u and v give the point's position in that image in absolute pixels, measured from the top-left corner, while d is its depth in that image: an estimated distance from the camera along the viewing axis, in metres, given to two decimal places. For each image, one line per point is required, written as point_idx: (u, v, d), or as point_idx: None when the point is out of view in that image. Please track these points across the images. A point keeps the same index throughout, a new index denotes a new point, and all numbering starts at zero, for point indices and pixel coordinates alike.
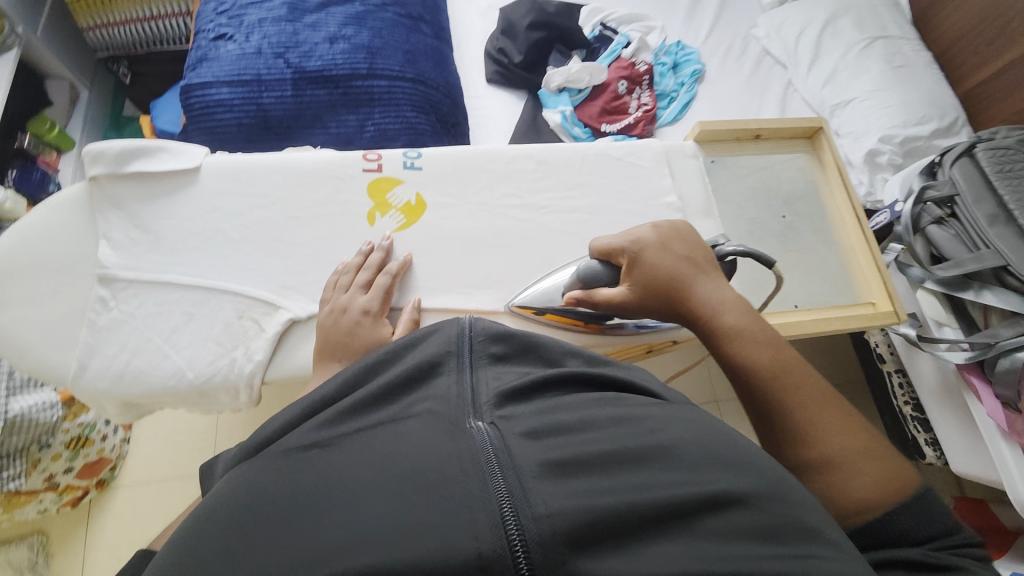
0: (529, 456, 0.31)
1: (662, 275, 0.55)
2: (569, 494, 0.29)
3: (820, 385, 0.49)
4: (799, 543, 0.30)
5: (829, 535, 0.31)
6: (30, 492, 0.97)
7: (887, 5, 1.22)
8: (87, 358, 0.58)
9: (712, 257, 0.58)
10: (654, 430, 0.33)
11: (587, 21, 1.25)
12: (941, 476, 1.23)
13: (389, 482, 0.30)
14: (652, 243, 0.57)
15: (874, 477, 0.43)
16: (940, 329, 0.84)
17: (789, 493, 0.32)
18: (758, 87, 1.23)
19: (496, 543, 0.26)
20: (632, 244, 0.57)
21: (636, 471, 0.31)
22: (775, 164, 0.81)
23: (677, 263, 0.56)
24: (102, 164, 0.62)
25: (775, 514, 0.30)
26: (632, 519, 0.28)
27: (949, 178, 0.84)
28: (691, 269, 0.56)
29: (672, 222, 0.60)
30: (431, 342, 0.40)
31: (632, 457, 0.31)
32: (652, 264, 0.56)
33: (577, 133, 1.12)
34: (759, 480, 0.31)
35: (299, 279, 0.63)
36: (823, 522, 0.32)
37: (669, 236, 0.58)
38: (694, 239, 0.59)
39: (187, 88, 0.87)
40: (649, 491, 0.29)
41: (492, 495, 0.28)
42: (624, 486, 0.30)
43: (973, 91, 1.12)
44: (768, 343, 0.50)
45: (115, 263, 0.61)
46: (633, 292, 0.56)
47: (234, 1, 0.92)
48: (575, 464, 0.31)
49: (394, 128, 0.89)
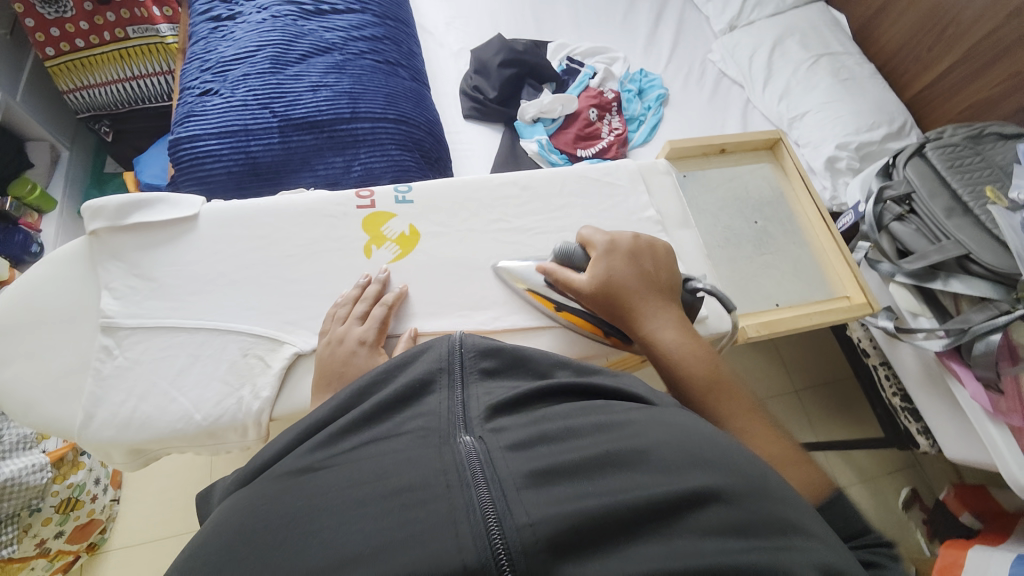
0: (513, 468, 0.32)
1: (625, 279, 0.59)
2: (550, 501, 0.30)
3: (749, 399, 0.52)
4: (777, 536, 0.30)
5: (810, 528, 0.32)
6: (22, 559, 0.92)
7: (829, 24, 1.33)
8: (93, 408, 0.58)
9: (674, 278, 0.63)
10: (634, 433, 0.34)
11: (555, 56, 1.33)
12: (938, 465, 1.26)
13: (378, 501, 0.30)
14: (624, 249, 0.62)
15: (794, 483, 0.45)
16: (916, 320, 0.88)
17: (768, 488, 0.33)
18: (719, 106, 1.31)
19: (480, 553, 0.27)
20: (607, 244, 0.62)
21: (618, 473, 0.32)
22: (742, 174, 0.86)
23: (641, 274, 0.60)
24: (103, 218, 0.64)
25: (752, 510, 0.31)
26: (614, 519, 0.29)
27: (904, 177, 0.89)
28: (651, 282, 0.60)
29: (651, 240, 0.65)
30: (423, 360, 0.42)
31: (613, 460, 0.33)
32: (617, 269, 0.60)
33: (555, 159, 1.17)
34: (737, 478, 0.32)
35: (301, 314, 0.65)
36: (804, 515, 0.32)
37: (642, 249, 0.63)
38: (665, 261, 0.63)
39: (175, 142, 0.89)
40: (630, 492, 0.30)
41: (475, 507, 0.29)
42: (605, 487, 0.31)
43: (919, 96, 1.21)
44: (705, 356, 0.55)
45: (119, 311, 0.62)
46: (593, 283, 0.59)
47: (218, 59, 0.96)
48: (558, 471, 0.32)
49: (380, 166, 0.92)
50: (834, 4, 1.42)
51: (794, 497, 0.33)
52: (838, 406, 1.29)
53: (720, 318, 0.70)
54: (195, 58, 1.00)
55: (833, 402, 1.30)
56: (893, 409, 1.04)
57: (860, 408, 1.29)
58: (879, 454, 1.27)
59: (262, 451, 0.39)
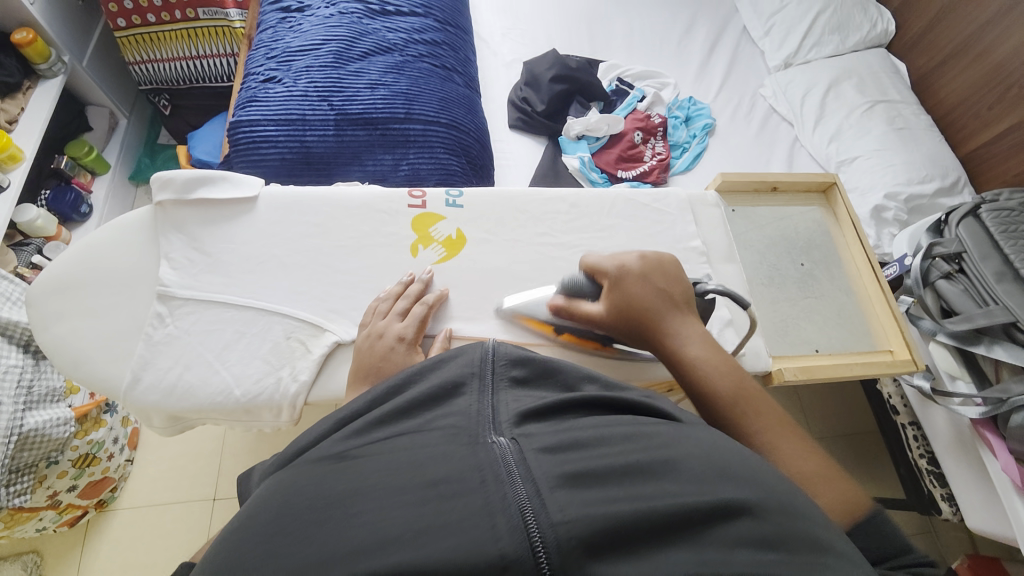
0: (545, 468, 0.31)
1: (641, 303, 0.58)
2: (584, 502, 0.29)
3: (780, 413, 0.51)
4: (807, 553, 0.29)
5: (841, 549, 0.31)
6: (32, 508, 0.94)
7: (888, 72, 1.31)
8: (140, 371, 0.60)
9: (687, 290, 0.61)
10: (664, 445, 0.34)
11: (605, 76, 1.34)
12: (954, 533, 1.19)
13: (414, 489, 0.30)
14: (634, 271, 0.60)
15: (828, 501, 0.44)
16: (953, 382, 0.86)
17: (796, 507, 0.32)
18: (766, 140, 1.30)
19: (517, 546, 0.27)
20: (616, 269, 0.61)
21: (649, 483, 0.31)
22: (792, 215, 0.85)
23: (654, 294, 0.59)
24: (169, 190, 0.67)
25: (783, 525, 0.30)
26: (647, 526, 0.29)
27: (956, 236, 0.87)
28: (666, 301, 0.59)
29: (657, 254, 0.63)
30: (455, 364, 0.42)
31: (643, 470, 0.32)
32: (630, 293, 0.59)
33: (595, 178, 1.17)
34: (766, 493, 0.32)
35: (345, 304, 0.66)
36: (838, 539, 0.31)
37: (653, 267, 0.61)
38: (676, 274, 0.62)
39: (235, 124, 0.93)
40: (662, 501, 0.30)
41: (510, 501, 0.29)
42: (638, 495, 0.30)
43: (974, 153, 1.18)
44: (728, 369, 0.54)
45: (174, 281, 0.64)
46: (610, 312, 0.60)
47: (284, 48, 1.00)
48: (590, 476, 0.31)
49: (427, 168, 0.94)
50: (895, 51, 1.40)
51: (828, 524, 0.32)
52: (855, 460, 1.25)
53: (756, 356, 0.70)
54: (262, 45, 1.03)
55: (852, 456, 1.26)
56: (918, 471, 1.00)
57: (880, 466, 1.25)
58: (895, 514, 1.21)
59: (301, 437, 0.40)
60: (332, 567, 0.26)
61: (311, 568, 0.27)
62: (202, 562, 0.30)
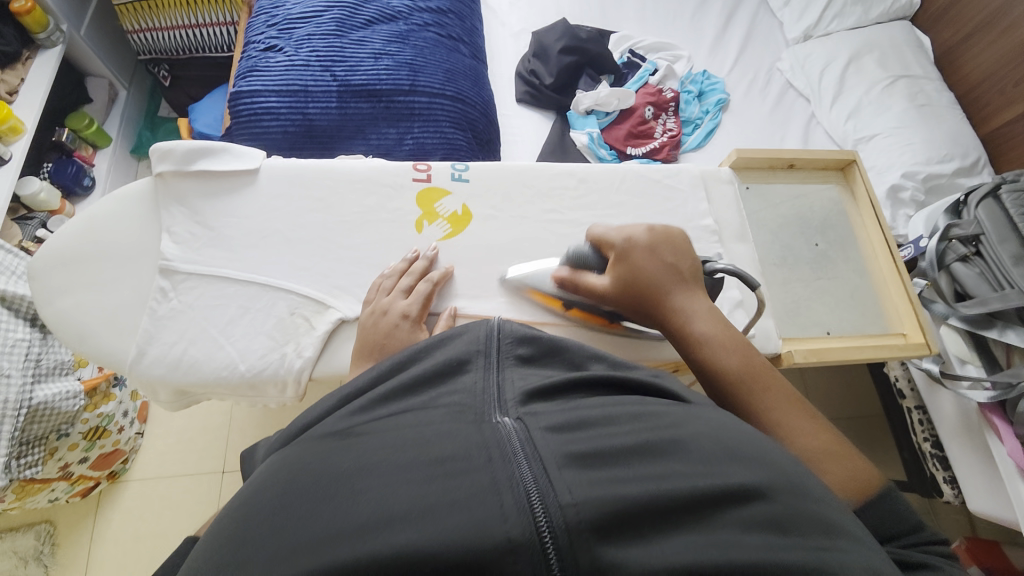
0: (552, 448, 0.31)
1: (647, 277, 0.57)
2: (592, 483, 0.29)
3: (788, 389, 0.51)
4: (818, 536, 0.29)
5: (852, 532, 0.30)
6: (44, 479, 0.96)
7: (912, 46, 1.26)
8: (145, 345, 0.60)
9: (696, 264, 0.60)
10: (672, 426, 0.33)
11: (616, 47, 1.29)
12: (954, 516, 1.20)
13: (420, 467, 0.30)
14: (642, 244, 0.59)
15: (837, 478, 0.45)
16: (963, 366, 0.84)
17: (807, 490, 0.31)
18: (781, 117, 1.25)
19: (524, 526, 0.27)
20: (624, 241, 0.59)
21: (656, 463, 0.31)
22: (807, 193, 0.82)
23: (662, 268, 0.58)
24: (170, 162, 0.65)
25: (793, 508, 0.30)
26: (655, 507, 0.28)
27: (974, 218, 0.84)
28: (674, 275, 0.58)
29: (666, 226, 0.62)
30: (460, 341, 0.42)
31: (652, 451, 0.32)
32: (637, 266, 0.58)
33: (603, 154, 1.15)
34: (775, 474, 0.31)
35: (349, 280, 0.65)
36: (848, 521, 0.31)
37: (661, 241, 0.59)
38: (685, 249, 0.60)
39: (236, 94, 0.91)
40: (670, 482, 0.29)
41: (517, 481, 0.28)
42: (646, 476, 0.30)
43: (996, 132, 1.14)
44: (736, 345, 0.53)
45: (177, 255, 0.63)
46: (616, 287, 0.58)
47: (285, 15, 0.97)
48: (598, 456, 0.31)
49: (432, 142, 0.92)
50: (919, 24, 1.34)
51: (839, 506, 0.32)
52: (858, 443, 1.26)
53: (767, 339, 0.69)
54: (262, 12, 1.00)
55: (853, 438, 1.26)
56: (922, 453, 1.00)
57: (882, 448, 1.25)
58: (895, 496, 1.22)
59: (304, 413, 0.39)
60: (338, 546, 0.26)
61: (317, 546, 0.26)
62: (208, 537, 0.30)
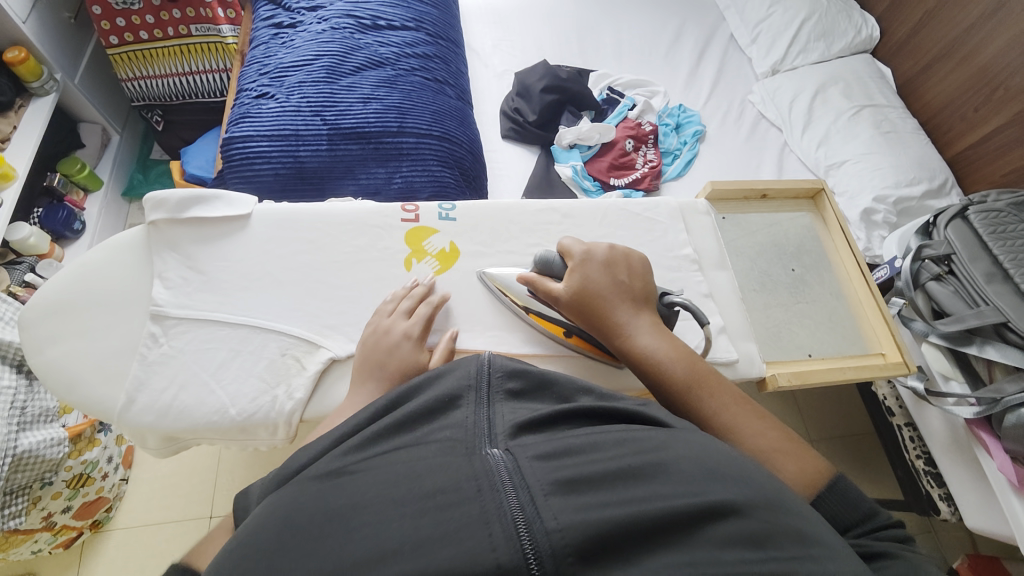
0: (540, 476, 0.31)
1: (602, 287, 0.59)
2: (577, 508, 0.29)
3: (735, 392, 0.53)
4: (795, 547, 0.29)
5: (831, 545, 0.31)
6: (27, 530, 0.93)
7: (874, 77, 1.33)
8: (135, 393, 0.60)
9: (650, 288, 0.62)
10: (654, 449, 0.34)
11: (596, 84, 1.36)
12: (954, 534, 1.19)
13: (412, 501, 0.30)
14: (600, 259, 0.62)
15: (793, 470, 0.47)
16: (947, 383, 0.86)
17: (784, 505, 0.32)
18: (755, 146, 1.31)
19: (512, 554, 0.27)
20: (585, 252, 0.62)
21: (640, 486, 0.31)
22: (782, 220, 0.86)
23: (616, 282, 0.60)
24: (163, 210, 0.67)
25: (770, 522, 0.30)
26: (640, 529, 0.29)
27: (944, 238, 0.88)
28: (626, 289, 0.60)
29: (627, 250, 0.64)
30: (452, 377, 0.42)
31: (635, 474, 0.32)
32: (593, 278, 0.60)
33: (588, 186, 1.18)
34: (753, 490, 0.32)
35: (340, 319, 0.66)
36: (826, 534, 0.32)
37: (618, 259, 0.62)
38: (641, 270, 0.63)
39: (228, 140, 0.93)
40: (653, 503, 0.30)
41: (505, 510, 0.29)
42: (630, 498, 0.30)
43: (962, 154, 1.20)
44: (684, 354, 0.56)
45: (168, 301, 0.64)
46: (571, 294, 0.60)
47: (277, 64, 1.01)
48: (583, 482, 0.31)
49: (420, 180, 0.95)
50: (881, 56, 1.42)
51: (818, 521, 0.33)
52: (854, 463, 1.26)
53: (750, 363, 0.71)
54: (255, 61, 1.04)
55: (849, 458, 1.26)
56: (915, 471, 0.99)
57: (877, 467, 1.25)
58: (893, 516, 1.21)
59: (297, 455, 0.39)
60: None
61: None
62: None
